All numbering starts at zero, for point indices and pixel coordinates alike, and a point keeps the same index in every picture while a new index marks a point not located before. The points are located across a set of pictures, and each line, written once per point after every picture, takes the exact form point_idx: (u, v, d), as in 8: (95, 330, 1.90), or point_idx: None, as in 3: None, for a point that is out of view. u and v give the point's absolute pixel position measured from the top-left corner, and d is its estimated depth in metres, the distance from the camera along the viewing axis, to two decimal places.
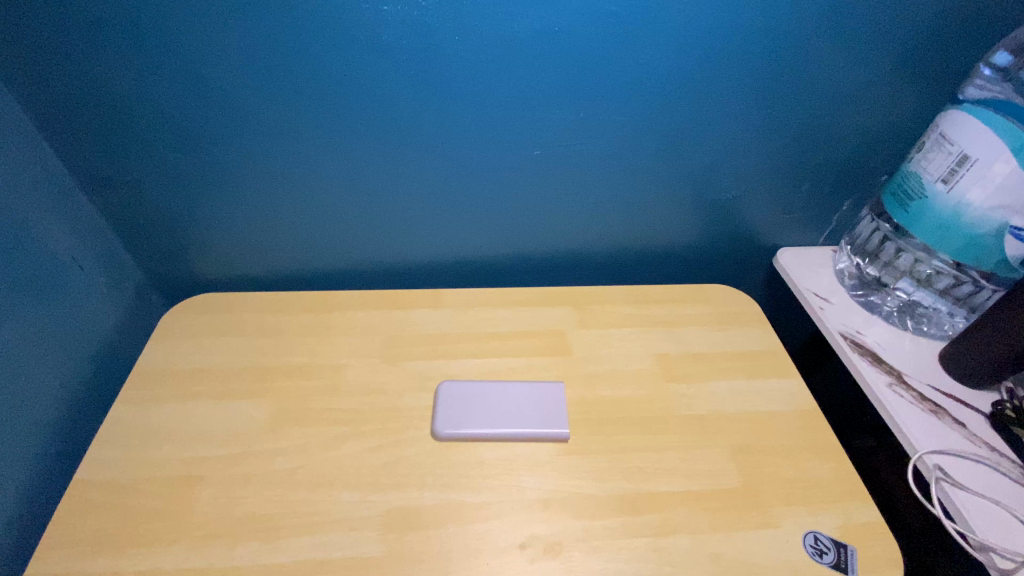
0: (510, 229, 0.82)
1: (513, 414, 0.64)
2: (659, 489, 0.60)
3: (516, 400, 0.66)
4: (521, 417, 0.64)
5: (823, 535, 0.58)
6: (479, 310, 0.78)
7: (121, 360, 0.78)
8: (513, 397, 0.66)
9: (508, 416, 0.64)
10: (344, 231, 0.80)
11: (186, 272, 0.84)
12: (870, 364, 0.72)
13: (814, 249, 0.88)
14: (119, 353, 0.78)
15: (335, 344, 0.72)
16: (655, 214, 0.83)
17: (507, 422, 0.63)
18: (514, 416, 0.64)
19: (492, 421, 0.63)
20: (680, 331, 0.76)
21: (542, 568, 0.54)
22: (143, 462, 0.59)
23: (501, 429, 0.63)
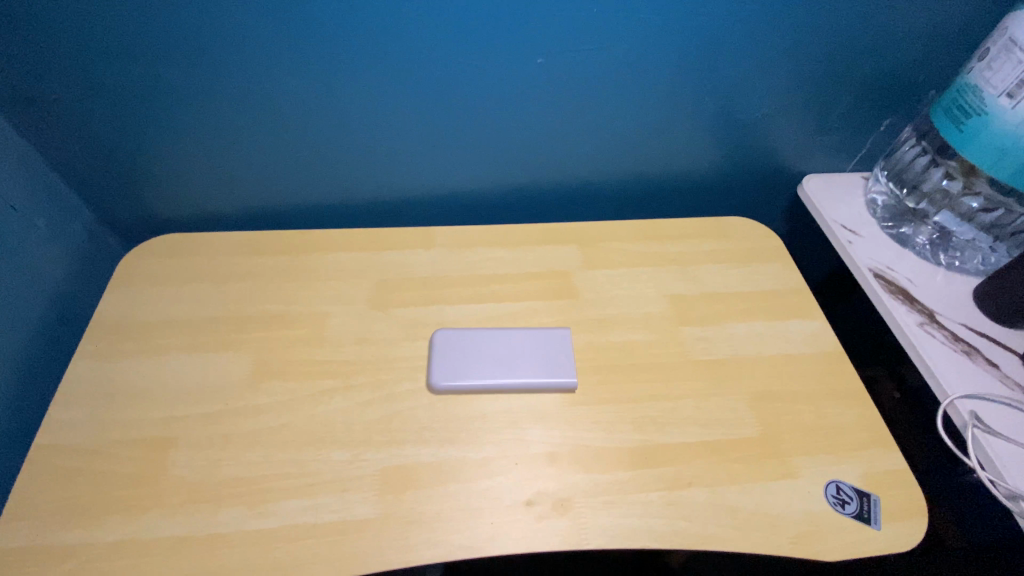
0: (508, 158, 0.73)
1: (516, 364, 0.59)
2: (674, 440, 0.56)
3: (520, 349, 0.60)
4: (524, 366, 0.59)
5: (846, 484, 0.55)
6: (475, 249, 0.71)
7: (76, 309, 0.71)
8: (515, 346, 0.60)
9: (510, 366, 0.59)
10: (322, 162, 0.71)
11: (144, 211, 0.75)
12: (900, 303, 0.66)
13: (843, 176, 0.80)
14: (72, 304, 0.71)
15: (317, 290, 0.65)
16: (671, 139, 0.74)
17: (510, 373, 0.58)
18: (517, 366, 0.59)
19: (493, 372, 0.58)
20: (696, 270, 0.70)
21: (549, 525, 0.50)
22: (111, 423, 0.54)
23: (502, 381, 0.58)
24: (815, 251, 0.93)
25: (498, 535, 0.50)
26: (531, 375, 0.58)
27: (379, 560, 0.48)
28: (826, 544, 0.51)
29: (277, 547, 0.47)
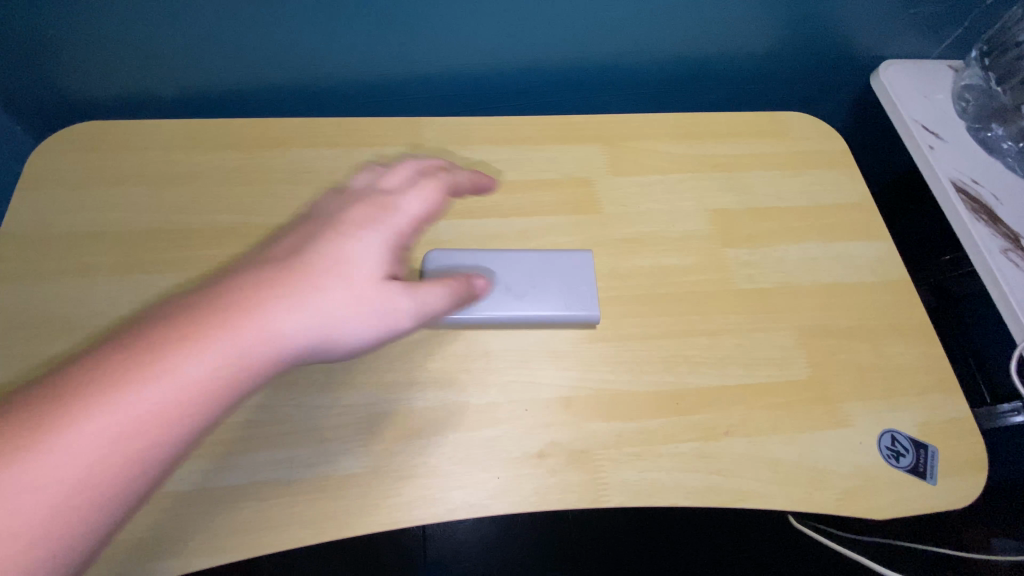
0: (517, 29, 0.57)
1: (528, 294, 0.49)
2: (712, 383, 0.47)
3: (532, 275, 0.50)
4: (538, 297, 0.48)
5: (901, 434, 0.47)
6: (475, 148, 0.57)
7: None
8: (527, 272, 0.50)
9: (522, 297, 0.48)
10: (280, 31, 0.55)
11: (50, 88, 0.60)
12: (983, 224, 0.55)
13: (927, 64, 0.65)
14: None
15: (279, 197, 0.53)
16: (727, 10, 0.58)
17: (520, 305, 0.48)
18: (529, 296, 0.48)
19: (499, 306, 0.48)
20: (743, 178, 0.58)
21: (564, 480, 0.43)
22: (32, 360, 0.44)
23: (512, 315, 0.48)
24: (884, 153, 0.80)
25: (505, 492, 0.42)
26: (545, 307, 0.48)
27: (365, 522, 0.40)
28: (879, 501, 0.44)
29: (245, 506, 0.40)
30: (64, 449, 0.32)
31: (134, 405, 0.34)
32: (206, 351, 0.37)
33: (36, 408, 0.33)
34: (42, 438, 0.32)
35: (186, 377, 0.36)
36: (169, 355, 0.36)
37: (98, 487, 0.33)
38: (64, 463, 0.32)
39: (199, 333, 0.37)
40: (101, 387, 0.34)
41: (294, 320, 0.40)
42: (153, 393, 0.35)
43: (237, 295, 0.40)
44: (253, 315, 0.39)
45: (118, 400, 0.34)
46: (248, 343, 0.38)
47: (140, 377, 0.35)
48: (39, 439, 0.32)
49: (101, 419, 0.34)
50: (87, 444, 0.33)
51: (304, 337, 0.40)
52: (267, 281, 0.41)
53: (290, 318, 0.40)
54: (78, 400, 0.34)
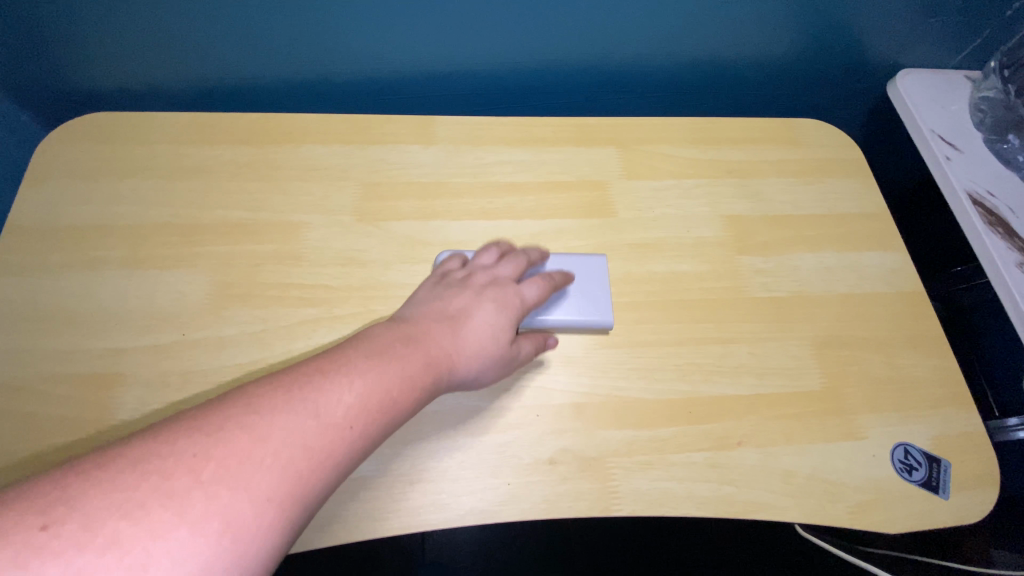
0: (534, 29, 0.57)
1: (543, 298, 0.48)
2: (725, 393, 0.47)
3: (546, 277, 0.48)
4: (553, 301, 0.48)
5: (914, 448, 0.46)
6: (488, 148, 0.57)
7: None
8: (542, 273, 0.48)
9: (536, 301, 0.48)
10: (295, 27, 0.54)
11: (60, 79, 0.59)
12: (999, 236, 0.55)
13: (944, 74, 0.65)
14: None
15: (290, 194, 0.52)
16: (747, 14, 0.57)
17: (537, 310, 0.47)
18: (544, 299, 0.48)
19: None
20: (758, 184, 0.57)
21: (574, 488, 0.42)
22: (39, 354, 0.44)
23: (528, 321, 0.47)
24: (898, 162, 0.80)
25: (515, 498, 0.42)
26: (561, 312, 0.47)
27: (373, 527, 0.40)
28: (891, 515, 0.44)
29: None
30: (204, 511, 0.24)
31: (270, 462, 0.27)
32: (340, 400, 0.31)
33: (180, 447, 0.26)
34: (172, 499, 0.24)
35: (322, 433, 0.30)
36: (308, 399, 0.30)
37: (235, 549, 0.24)
38: (202, 535, 0.24)
39: (330, 379, 0.32)
40: (225, 438, 0.27)
41: (413, 374, 0.35)
42: (298, 455, 0.28)
43: (373, 343, 0.36)
44: (376, 363, 0.34)
45: (233, 463, 0.26)
46: (382, 395, 0.33)
47: (278, 429, 0.28)
48: (224, 473, 0.26)
49: (210, 474, 0.26)
50: (239, 502, 0.25)
51: (407, 401, 0.34)
52: (389, 338, 0.37)
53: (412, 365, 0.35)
54: (181, 459, 0.26)
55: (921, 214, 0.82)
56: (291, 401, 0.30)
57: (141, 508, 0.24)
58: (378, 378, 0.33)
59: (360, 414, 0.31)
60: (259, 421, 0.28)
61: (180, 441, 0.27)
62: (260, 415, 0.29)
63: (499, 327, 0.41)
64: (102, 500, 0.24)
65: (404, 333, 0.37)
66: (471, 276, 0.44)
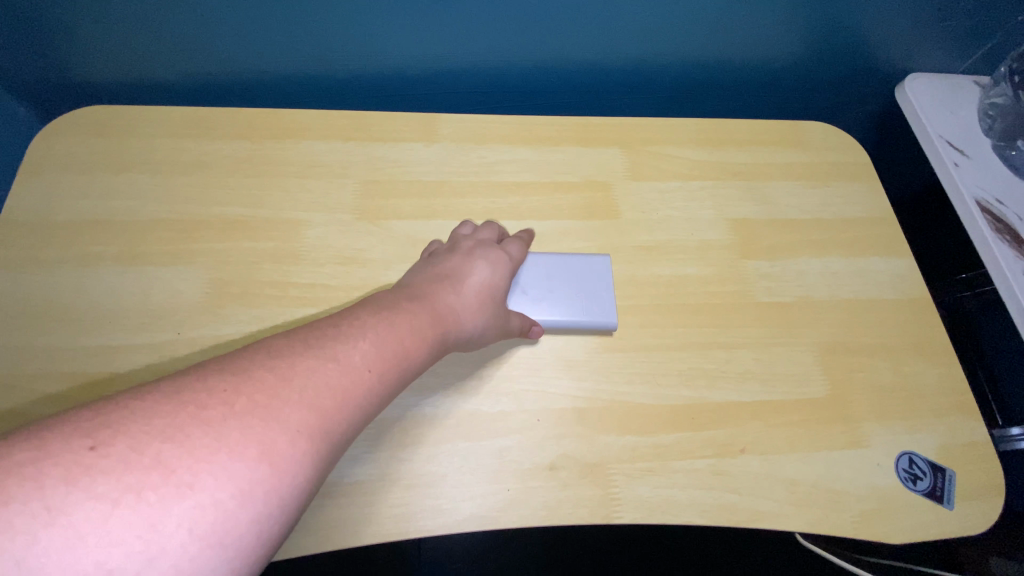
0: (539, 27, 0.56)
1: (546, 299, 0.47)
2: (728, 399, 0.46)
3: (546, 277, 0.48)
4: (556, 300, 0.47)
5: (919, 457, 0.46)
6: (491, 147, 0.56)
7: None
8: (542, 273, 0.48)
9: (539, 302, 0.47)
10: (297, 22, 0.53)
11: (57, 71, 0.58)
12: (1007, 243, 0.54)
13: (953, 78, 0.64)
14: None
15: (290, 191, 0.51)
16: (756, 14, 0.57)
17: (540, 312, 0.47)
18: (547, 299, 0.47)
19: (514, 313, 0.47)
20: (764, 187, 0.57)
21: (575, 494, 0.42)
22: (31, 352, 0.43)
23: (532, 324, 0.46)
24: (904, 166, 0.79)
25: (515, 504, 0.41)
26: (565, 311, 0.47)
27: (370, 531, 0.39)
28: (896, 525, 0.43)
29: None
30: (241, 438, 0.24)
31: (303, 397, 0.27)
32: (364, 345, 0.31)
33: (210, 383, 0.26)
34: (210, 430, 0.24)
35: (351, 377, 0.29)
36: (335, 343, 0.30)
37: (276, 477, 0.24)
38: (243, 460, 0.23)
39: (353, 326, 0.32)
40: (255, 376, 0.27)
41: (431, 324, 0.35)
42: (329, 392, 0.28)
43: (387, 298, 0.36)
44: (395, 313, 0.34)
45: (265, 398, 0.26)
46: (405, 340, 0.33)
47: (311, 369, 0.28)
48: (256, 404, 0.25)
49: (245, 405, 0.25)
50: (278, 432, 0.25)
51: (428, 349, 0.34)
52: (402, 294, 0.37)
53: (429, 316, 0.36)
54: (212, 394, 0.25)
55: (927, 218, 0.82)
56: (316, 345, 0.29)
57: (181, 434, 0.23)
58: (397, 325, 0.33)
59: (384, 357, 0.31)
60: (286, 361, 0.28)
61: (206, 379, 0.26)
62: (288, 356, 0.28)
63: (499, 290, 0.42)
64: (137, 430, 0.23)
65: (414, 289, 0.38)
66: (456, 244, 0.45)
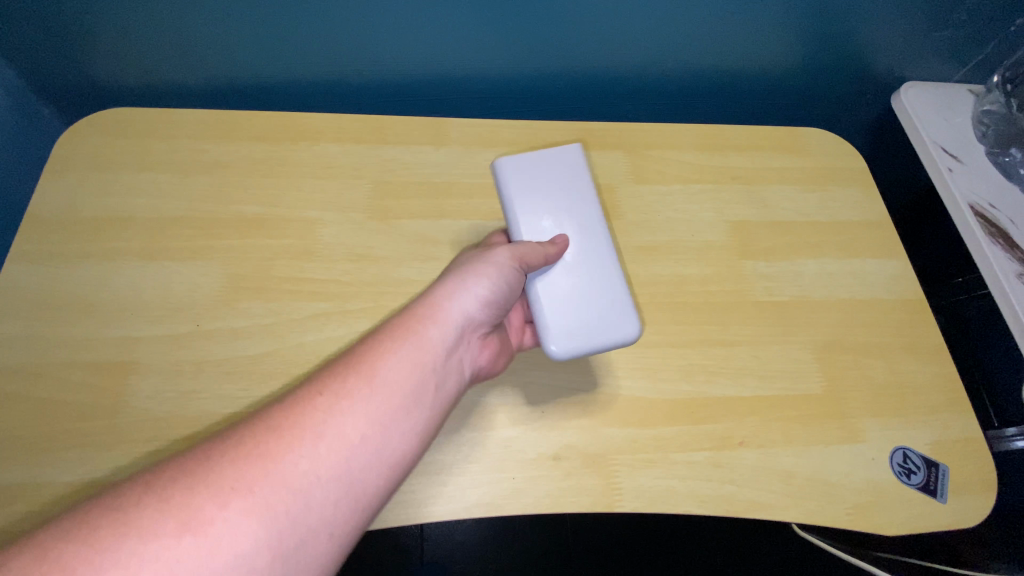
0: (546, 36, 0.58)
1: (568, 228, 0.45)
2: (727, 394, 0.47)
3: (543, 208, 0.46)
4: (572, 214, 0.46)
5: (913, 452, 0.47)
6: (498, 150, 0.58)
7: None
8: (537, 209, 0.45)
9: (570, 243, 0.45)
10: (314, 30, 0.56)
11: (82, 74, 0.60)
12: (999, 247, 0.56)
13: (949, 86, 0.66)
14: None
15: (304, 191, 0.53)
16: (756, 25, 0.59)
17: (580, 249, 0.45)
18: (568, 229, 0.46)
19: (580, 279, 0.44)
20: (763, 191, 0.58)
21: (578, 484, 0.43)
22: (57, 341, 0.45)
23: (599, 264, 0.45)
24: (902, 172, 0.81)
25: (521, 492, 0.42)
26: (582, 213, 0.46)
27: (380, 516, 0.41)
28: (889, 517, 0.45)
29: None
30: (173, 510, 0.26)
31: (291, 464, 0.29)
32: (354, 398, 0.32)
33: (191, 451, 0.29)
34: (164, 500, 0.26)
35: (341, 435, 0.31)
36: (321, 400, 0.32)
37: (203, 556, 0.25)
38: (233, 532, 0.26)
39: (341, 377, 0.33)
40: (242, 445, 0.29)
41: (425, 373, 0.35)
42: (318, 453, 0.30)
43: (381, 334, 0.36)
44: (384, 355, 0.35)
45: (254, 466, 0.28)
46: (397, 384, 0.34)
47: (295, 432, 0.30)
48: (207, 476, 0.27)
49: (232, 478, 0.27)
50: (267, 500, 0.27)
51: (429, 385, 0.35)
52: (396, 326, 0.37)
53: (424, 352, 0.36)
54: (202, 468, 0.28)
55: (924, 223, 0.83)
56: (301, 405, 0.31)
57: (174, 510, 0.26)
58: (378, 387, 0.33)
59: (377, 405, 0.32)
60: (272, 426, 0.30)
61: (199, 451, 0.29)
62: (273, 421, 0.30)
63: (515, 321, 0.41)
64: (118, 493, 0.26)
65: (410, 317, 0.38)
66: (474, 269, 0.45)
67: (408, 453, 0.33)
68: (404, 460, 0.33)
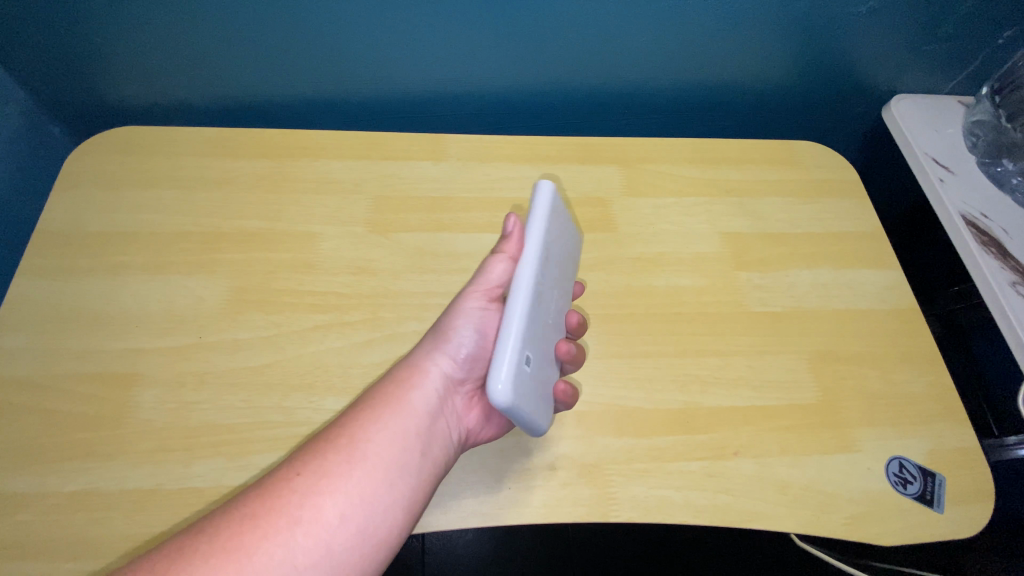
0: (542, 55, 0.60)
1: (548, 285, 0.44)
2: (721, 404, 0.48)
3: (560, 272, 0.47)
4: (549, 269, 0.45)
5: (909, 462, 0.47)
6: (495, 165, 0.59)
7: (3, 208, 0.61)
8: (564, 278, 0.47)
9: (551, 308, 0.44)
10: (316, 49, 0.57)
11: (91, 95, 0.62)
12: (992, 256, 0.56)
13: (938, 99, 0.67)
14: (8, 207, 0.61)
15: (305, 206, 0.54)
16: (747, 41, 0.60)
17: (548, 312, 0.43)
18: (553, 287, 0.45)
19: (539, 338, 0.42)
20: (756, 203, 0.59)
21: (573, 493, 0.43)
22: (62, 353, 0.46)
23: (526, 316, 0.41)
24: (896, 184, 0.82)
25: (517, 501, 0.43)
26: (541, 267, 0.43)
27: None
28: (886, 527, 0.44)
29: None
30: None
31: (271, 557, 0.31)
32: (333, 481, 0.34)
33: (179, 546, 0.31)
34: None
35: (323, 521, 0.33)
36: (302, 485, 0.34)
37: None
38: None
39: (322, 457, 0.35)
40: (223, 538, 0.31)
41: (402, 449, 0.37)
42: (299, 543, 0.32)
43: (356, 411, 0.38)
44: (362, 432, 0.37)
45: (235, 561, 0.30)
46: (376, 461, 0.36)
47: (276, 521, 0.32)
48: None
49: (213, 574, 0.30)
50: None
51: (410, 457, 0.37)
52: (375, 399, 0.39)
53: (400, 426, 0.38)
54: (184, 567, 0.30)
55: (919, 234, 0.83)
56: (279, 491, 0.33)
57: None
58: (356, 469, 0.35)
59: (355, 487, 0.35)
60: (253, 516, 0.32)
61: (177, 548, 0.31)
62: (253, 510, 0.33)
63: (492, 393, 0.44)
64: None
65: (385, 390, 0.40)
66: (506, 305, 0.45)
67: (391, 529, 0.35)
68: (389, 537, 0.35)
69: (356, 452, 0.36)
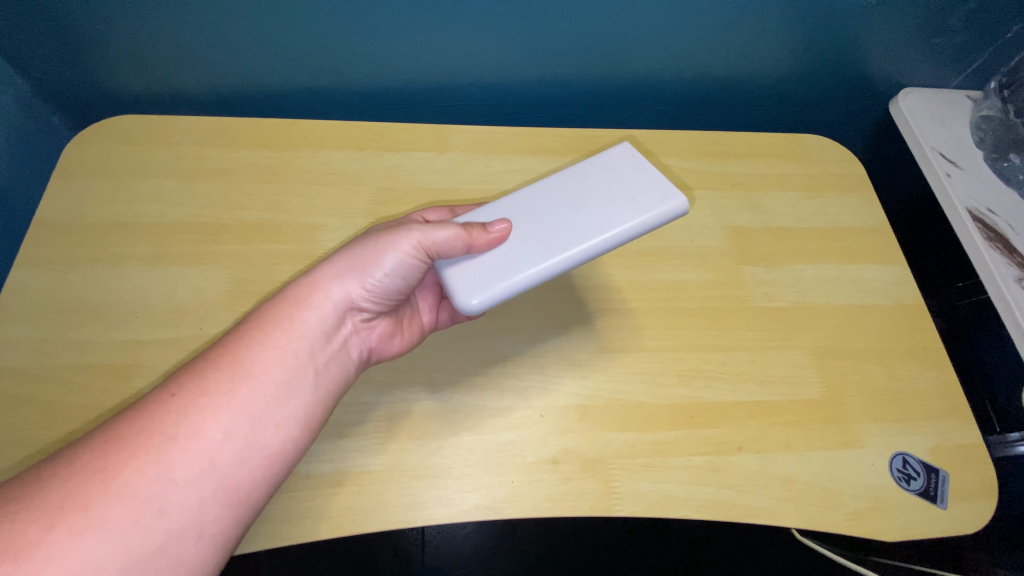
0: (547, 44, 0.59)
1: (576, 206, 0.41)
2: (725, 399, 0.47)
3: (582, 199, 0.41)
4: (590, 214, 0.41)
5: (913, 458, 0.47)
6: (498, 156, 0.59)
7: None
8: (568, 189, 0.43)
9: (547, 234, 0.40)
10: (317, 39, 0.57)
11: (91, 83, 0.62)
12: (999, 252, 0.56)
13: (944, 93, 0.67)
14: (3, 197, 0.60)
15: (307, 197, 0.54)
16: (751, 34, 0.60)
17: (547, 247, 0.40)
18: (576, 226, 0.40)
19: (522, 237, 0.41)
20: (761, 198, 0.59)
21: (576, 487, 0.43)
22: (61, 345, 0.45)
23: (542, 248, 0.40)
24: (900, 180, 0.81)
25: (520, 493, 0.43)
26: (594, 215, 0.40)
27: (380, 519, 0.41)
28: (889, 523, 0.44)
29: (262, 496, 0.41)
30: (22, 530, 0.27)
31: (152, 471, 0.30)
32: (215, 399, 0.34)
33: (53, 467, 0.30)
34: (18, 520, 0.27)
35: (205, 436, 0.32)
36: (181, 403, 0.33)
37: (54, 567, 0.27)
38: (99, 546, 0.28)
39: (204, 377, 0.34)
40: (95, 458, 0.30)
41: (292, 366, 0.37)
42: (179, 457, 0.31)
43: (244, 329, 0.37)
44: (249, 351, 0.36)
45: (108, 478, 0.30)
46: (265, 378, 0.35)
47: (152, 438, 0.31)
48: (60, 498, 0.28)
49: (85, 491, 0.29)
50: (123, 514, 0.29)
51: (303, 376, 0.37)
52: (267, 315, 0.38)
53: (291, 345, 0.37)
54: (59, 484, 0.29)
55: (924, 231, 0.83)
56: (153, 414, 0.32)
57: (34, 523, 0.27)
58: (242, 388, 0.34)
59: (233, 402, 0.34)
60: (129, 434, 0.31)
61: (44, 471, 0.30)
62: (125, 432, 0.31)
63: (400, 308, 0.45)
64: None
65: (279, 308, 0.39)
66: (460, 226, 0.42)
67: (281, 447, 0.35)
68: (281, 451, 0.35)
69: (242, 371, 0.35)
